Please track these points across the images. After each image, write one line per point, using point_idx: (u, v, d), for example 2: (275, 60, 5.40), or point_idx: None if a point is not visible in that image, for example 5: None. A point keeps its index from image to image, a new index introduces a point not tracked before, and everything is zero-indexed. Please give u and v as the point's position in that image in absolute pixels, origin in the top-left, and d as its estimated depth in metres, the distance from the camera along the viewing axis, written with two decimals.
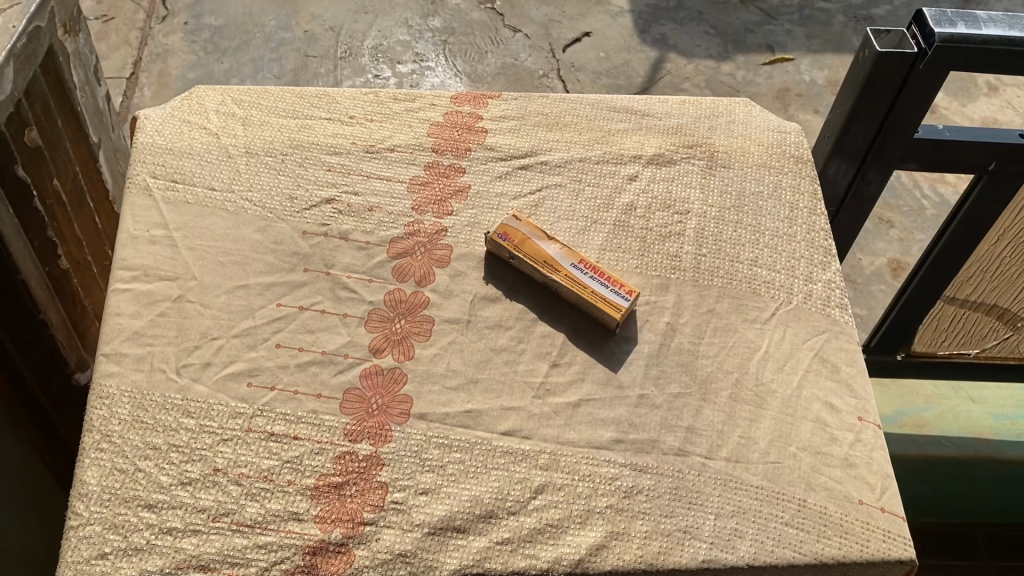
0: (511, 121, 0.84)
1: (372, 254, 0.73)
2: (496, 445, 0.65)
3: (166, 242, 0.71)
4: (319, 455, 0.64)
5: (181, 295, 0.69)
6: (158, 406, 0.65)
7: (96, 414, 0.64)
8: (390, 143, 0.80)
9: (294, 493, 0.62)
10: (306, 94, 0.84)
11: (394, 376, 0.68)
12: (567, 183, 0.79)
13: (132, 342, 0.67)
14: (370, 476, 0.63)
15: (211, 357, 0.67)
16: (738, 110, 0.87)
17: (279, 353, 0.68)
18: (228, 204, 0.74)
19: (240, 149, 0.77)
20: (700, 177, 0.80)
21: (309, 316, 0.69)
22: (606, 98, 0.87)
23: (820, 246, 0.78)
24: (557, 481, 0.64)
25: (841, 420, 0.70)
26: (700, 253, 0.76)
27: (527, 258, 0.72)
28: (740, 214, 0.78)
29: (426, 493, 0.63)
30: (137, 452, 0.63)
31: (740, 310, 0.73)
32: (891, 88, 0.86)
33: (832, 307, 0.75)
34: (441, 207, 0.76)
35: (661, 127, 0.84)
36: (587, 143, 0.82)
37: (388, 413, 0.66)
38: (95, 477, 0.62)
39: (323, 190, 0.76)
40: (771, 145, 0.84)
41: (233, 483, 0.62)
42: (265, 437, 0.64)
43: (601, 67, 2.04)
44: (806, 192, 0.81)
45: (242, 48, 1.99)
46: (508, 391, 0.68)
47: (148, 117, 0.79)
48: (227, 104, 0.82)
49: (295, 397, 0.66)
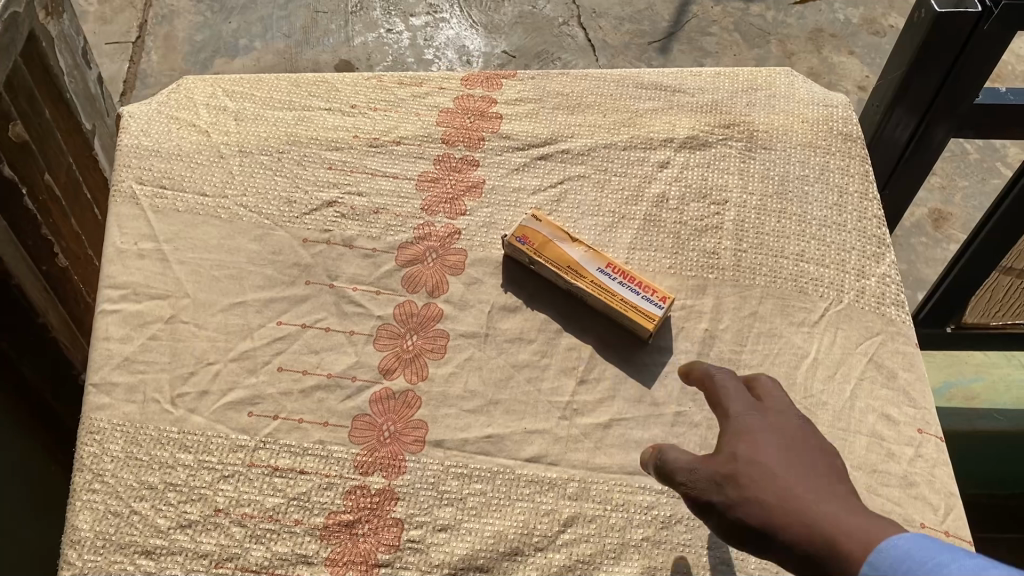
0: (528, 104, 0.76)
1: (380, 262, 0.66)
2: (520, 473, 0.60)
3: (157, 256, 0.65)
4: (327, 491, 0.59)
5: (174, 316, 0.63)
6: (153, 441, 0.60)
7: (87, 452, 0.59)
8: (396, 135, 0.73)
9: (302, 534, 0.57)
10: (302, 81, 0.77)
11: (406, 400, 0.62)
12: (590, 174, 0.72)
13: (123, 369, 0.62)
14: (384, 512, 0.58)
15: (208, 384, 0.61)
16: (779, 81, 0.79)
17: (281, 377, 0.62)
18: (221, 211, 0.67)
19: (233, 148, 0.70)
20: (738, 161, 0.73)
21: (312, 335, 0.63)
22: (631, 74, 0.79)
23: (873, 235, 0.70)
24: (587, 512, 0.59)
25: (900, 434, 0.62)
26: (741, 249, 0.68)
27: (549, 263, 0.65)
28: (784, 202, 0.71)
29: (445, 529, 0.58)
30: (132, 492, 0.58)
31: (787, 312, 0.66)
32: (950, 53, 0.78)
33: (887, 304, 0.67)
34: (454, 206, 0.70)
35: (692, 105, 0.76)
36: (612, 126, 0.75)
37: (402, 441, 0.60)
38: (88, 522, 0.57)
39: (323, 191, 0.69)
40: (815, 121, 0.76)
41: (237, 525, 0.57)
42: (269, 472, 0.59)
43: (624, 12, 1.91)
44: (856, 173, 0.73)
45: (250, 6, 1.87)
46: (532, 412, 0.62)
47: (133, 114, 0.72)
48: (218, 96, 0.74)
49: (300, 426, 0.60)
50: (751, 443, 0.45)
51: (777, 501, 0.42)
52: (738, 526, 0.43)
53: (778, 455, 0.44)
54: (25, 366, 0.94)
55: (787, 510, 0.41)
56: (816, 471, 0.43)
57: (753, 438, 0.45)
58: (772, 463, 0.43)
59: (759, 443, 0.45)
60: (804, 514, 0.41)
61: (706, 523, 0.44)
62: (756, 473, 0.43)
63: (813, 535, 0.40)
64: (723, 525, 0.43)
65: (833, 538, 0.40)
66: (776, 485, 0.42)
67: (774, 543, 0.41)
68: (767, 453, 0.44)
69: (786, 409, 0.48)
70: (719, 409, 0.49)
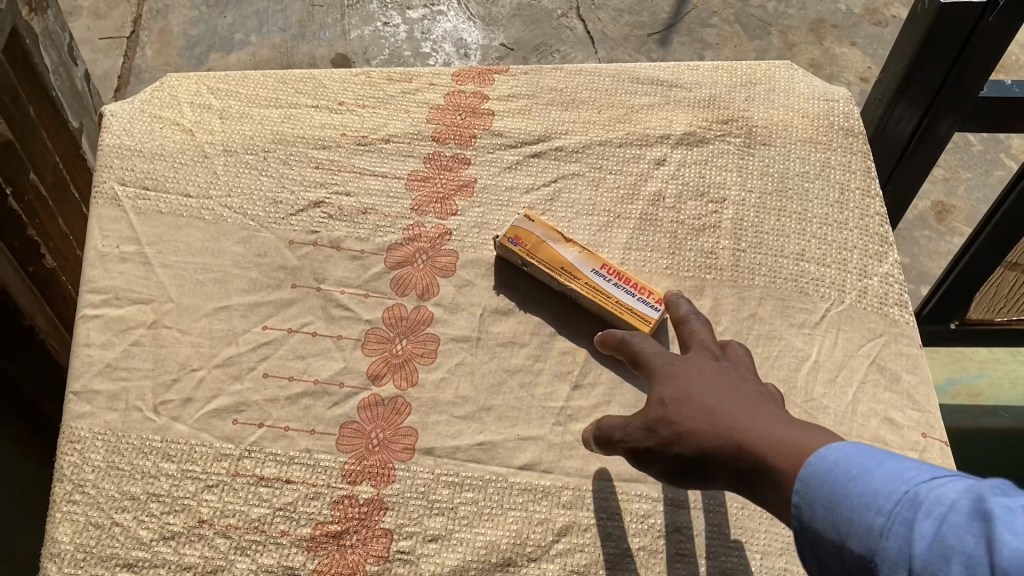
0: (521, 100, 0.74)
1: (368, 264, 0.65)
2: (513, 481, 0.58)
3: (139, 259, 0.64)
4: (314, 500, 0.57)
5: (156, 321, 0.62)
6: (135, 450, 0.58)
7: (67, 461, 0.57)
8: (385, 132, 0.71)
9: (288, 545, 0.56)
10: (289, 78, 0.75)
11: (395, 406, 0.60)
12: (585, 172, 0.70)
13: (104, 376, 0.60)
14: (372, 523, 0.56)
15: (192, 391, 0.60)
16: (779, 75, 0.77)
17: (267, 384, 0.60)
18: (205, 212, 0.66)
19: (217, 147, 0.69)
20: (737, 158, 0.71)
21: (299, 340, 0.62)
22: (627, 69, 0.77)
23: (875, 233, 0.68)
24: (582, 521, 0.57)
25: (903, 438, 0.60)
26: (739, 248, 0.67)
27: (542, 265, 0.63)
28: (783, 200, 0.69)
29: (436, 540, 0.56)
30: (113, 503, 0.56)
31: (787, 314, 0.64)
32: (952, 46, 0.75)
33: (889, 304, 0.65)
34: (444, 205, 0.68)
35: (690, 100, 0.74)
36: (607, 122, 0.73)
37: (391, 449, 0.59)
38: (68, 534, 0.55)
39: (310, 191, 0.67)
40: (816, 116, 0.74)
41: (221, 536, 0.56)
42: (254, 482, 0.57)
43: (624, 3, 1.84)
44: (858, 169, 0.71)
45: None
46: (525, 418, 0.60)
47: (115, 113, 0.70)
48: (202, 94, 0.73)
49: (286, 434, 0.59)
50: (676, 385, 0.46)
51: (700, 428, 0.42)
52: (678, 465, 0.43)
53: (700, 386, 0.45)
54: (13, 372, 0.91)
55: (713, 434, 0.42)
56: (737, 394, 0.44)
57: (676, 378, 0.46)
58: (693, 395, 0.44)
59: (681, 382, 0.46)
60: (730, 433, 0.41)
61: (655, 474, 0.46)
62: (684, 409, 0.44)
63: (742, 452, 0.41)
64: (665, 469, 0.44)
65: (760, 451, 0.40)
66: (699, 413, 0.43)
67: (714, 471, 0.42)
68: (693, 389, 0.45)
69: (704, 348, 0.49)
70: (642, 363, 0.50)
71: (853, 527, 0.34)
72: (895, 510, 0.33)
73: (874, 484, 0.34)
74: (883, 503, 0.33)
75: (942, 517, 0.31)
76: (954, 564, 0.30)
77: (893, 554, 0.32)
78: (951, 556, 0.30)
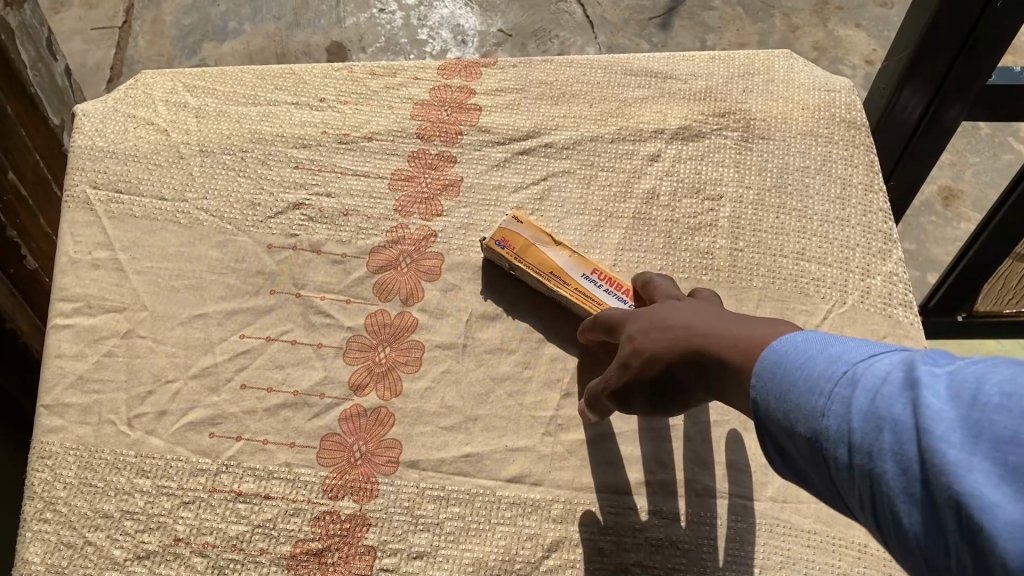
0: (510, 94, 0.71)
1: (349, 269, 0.62)
2: (500, 495, 0.56)
3: (112, 266, 0.61)
4: (294, 517, 0.55)
5: (130, 330, 0.59)
6: (108, 465, 0.56)
7: (38, 478, 0.55)
8: (368, 130, 0.68)
9: (267, 564, 0.53)
10: (269, 74, 0.72)
11: (378, 417, 0.58)
12: (576, 169, 0.67)
13: (76, 389, 0.58)
14: (355, 540, 0.54)
15: (167, 403, 0.57)
16: (777, 65, 0.74)
17: (244, 396, 0.58)
18: (180, 215, 0.63)
19: (193, 147, 0.66)
20: (734, 153, 0.68)
21: (278, 348, 0.59)
22: (621, 60, 0.74)
23: (879, 230, 0.65)
24: (574, 536, 0.55)
25: None
26: (737, 247, 0.64)
27: (530, 269, 0.60)
28: (783, 196, 0.66)
29: (421, 557, 0.54)
30: (85, 521, 0.54)
31: (786, 316, 0.61)
32: (960, 36, 0.72)
33: (893, 305, 0.62)
34: (429, 206, 0.65)
35: (686, 93, 0.72)
36: (599, 117, 0.70)
37: (374, 462, 0.56)
38: (39, 555, 0.53)
39: (289, 192, 0.65)
40: (817, 108, 0.71)
41: (198, 555, 0.53)
42: (232, 498, 0.55)
43: None
44: (860, 163, 0.68)
45: None
46: (514, 428, 0.58)
47: (87, 112, 0.68)
48: (178, 92, 0.70)
49: (265, 447, 0.56)
50: (641, 318, 0.45)
51: (663, 346, 0.41)
52: (655, 387, 0.43)
53: (667, 310, 0.44)
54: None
55: (674, 347, 0.41)
56: (702, 309, 0.43)
57: (641, 313, 0.46)
58: (657, 319, 0.43)
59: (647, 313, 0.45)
60: (687, 342, 0.40)
61: (641, 405, 0.45)
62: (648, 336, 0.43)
63: (701, 357, 0.39)
64: (644, 395, 0.44)
65: (714, 350, 0.39)
66: (663, 333, 0.42)
67: (683, 383, 0.41)
68: (656, 315, 0.44)
69: None
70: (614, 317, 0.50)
71: (795, 408, 0.32)
72: (834, 390, 0.31)
73: (816, 368, 0.32)
74: (825, 384, 0.31)
75: (876, 391, 0.29)
76: (885, 434, 0.28)
77: (833, 430, 0.30)
78: (883, 425, 0.28)
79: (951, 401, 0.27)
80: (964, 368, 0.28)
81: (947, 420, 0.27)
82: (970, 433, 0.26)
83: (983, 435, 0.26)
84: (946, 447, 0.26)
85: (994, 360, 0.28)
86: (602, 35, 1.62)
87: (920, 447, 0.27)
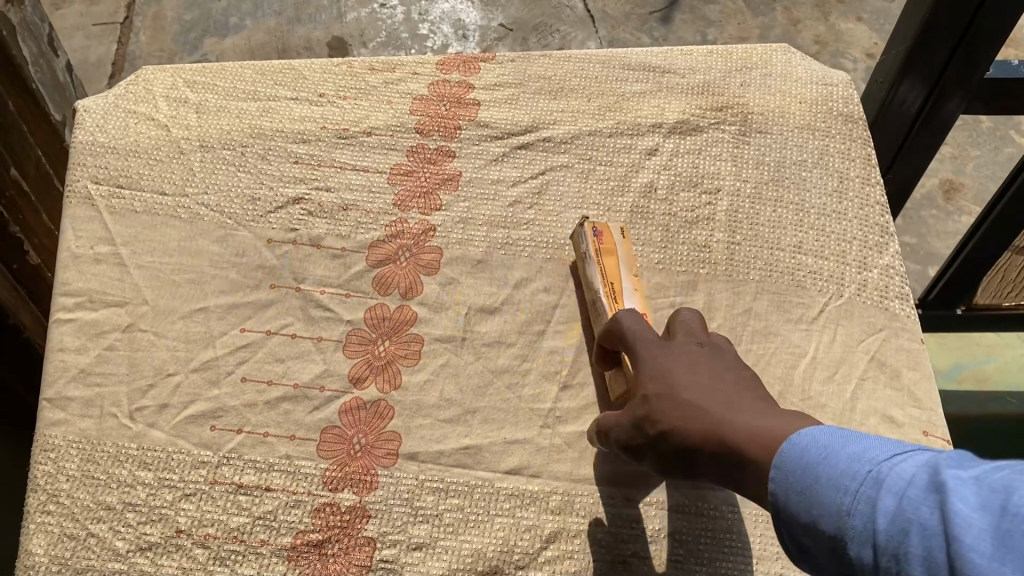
0: (508, 88, 0.72)
1: (349, 263, 0.63)
2: (499, 487, 0.56)
3: (113, 260, 0.62)
4: (294, 509, 0.55)
5: (131, 324, 0.60)
6: (111, 458, 0.56)
7: (41, 471, 0.56)
8: (367, 125, 0.69)
9: (268, 555, 0.54)
10: (268, 69, 0.72)
11: (378, 410, 0.58)
12: (574, 163, 0.67)
13: (78, 382, 0.58)
14: (355, 531, 0.55)
15: (169, 396, 0.58)
16: (775, 59, 0.75)
17: (245, 389, 0.58)
18: (181, 210, 0.64)
19: (193, 142, 0.67)
20: (732, 146, 0.68)
21: (278, 342, 0.60)
22: (619, 55, 0.75)
23: (875, 224, 0.66)
24: (572, 527, 0.55)
25: (903, 437, 0.58)
26: (734, 241, 0.64)
27: (600, 269, 0.59)
28: (780, 190, 0.66)
29: (420, 549, 0.54)
30: (88, 513, 0.55)
31: (783, 309, 0.62)
32: (957, 27, 0.72)
33: (890, 298, 0.63)
34: (428, 200, 0.66)
35: (683, 87, 0.72)
36: (597, 111, 0.70)
37: (373, 454, 0.57)
38: (42, 547, 0.54)
39: (289, 187, 0.65)
40: (814, 102, 0.71)
41: (199, 547, 0.54)
42: (233, 490, 0.55)
43: None
44: (857, 157, 0.68)
45: None
46: (512, 421, 0.58)
47: (88, 108, 0.68)
48: (178, 87, 0.70)
49: (266, 440, 0.57)
50: (659, 379, 0.45)
51: (681, 425, 0.42)
52: (667, 458, 0.43)
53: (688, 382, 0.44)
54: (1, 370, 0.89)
55: (692, 430, 0.41)
56: (722, 387, 0.43)
57: (658, 372, 0.45)
58: (677, 389, 0.43)
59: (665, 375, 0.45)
60: (707, 430, 0.41)
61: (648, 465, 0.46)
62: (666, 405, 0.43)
63: (720, 448, 0.40)
64: (656, 465, 0.45)
65: (734, 446, 0.39)
66: (680, 410, 0.42)
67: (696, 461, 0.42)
68: (674, 382, 0.44)
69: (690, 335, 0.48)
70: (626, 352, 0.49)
71: (820, 507, 0.33)
72: (860, 490, 0.32)
73: (839, 466, 0.34)
74: (849, 482, 0.33)
75: (902, 493, 0.31)
76: (911, 538, 0.30)
77: (859, 530, 0.32)
78: (908, 528, 0.30)
79: (980, 508, 0.29)
80: (990, 474, 0.30)
81: (976, 526, 0.28)
82: (1000, 542, 0.27)
83: (1014, 545, 0.27)
84: (976, 557, 0.28)
85: (1019, 465, 0.29)
86: (603, 28, 1.62)
87: (948, 553, 0.28)
